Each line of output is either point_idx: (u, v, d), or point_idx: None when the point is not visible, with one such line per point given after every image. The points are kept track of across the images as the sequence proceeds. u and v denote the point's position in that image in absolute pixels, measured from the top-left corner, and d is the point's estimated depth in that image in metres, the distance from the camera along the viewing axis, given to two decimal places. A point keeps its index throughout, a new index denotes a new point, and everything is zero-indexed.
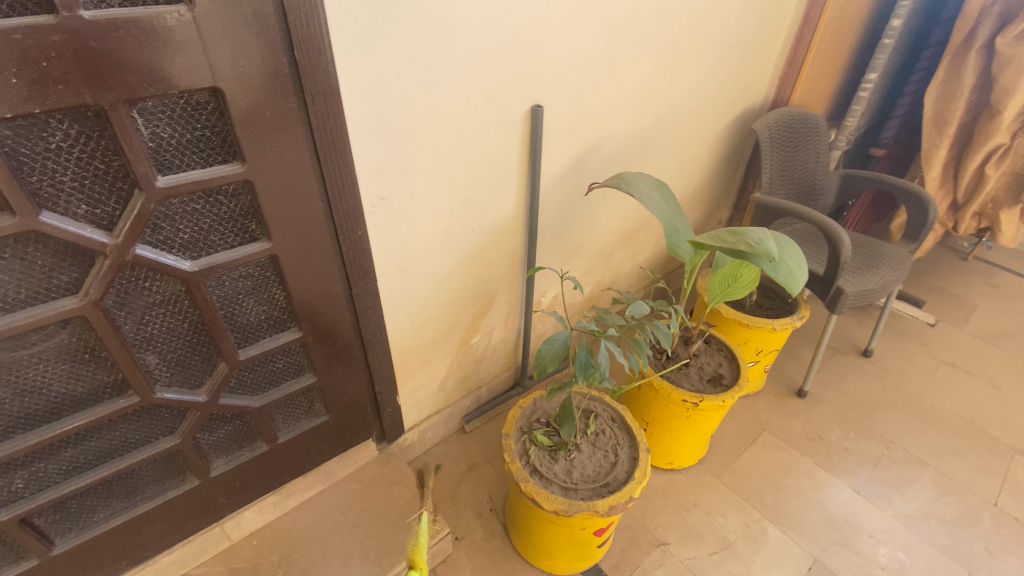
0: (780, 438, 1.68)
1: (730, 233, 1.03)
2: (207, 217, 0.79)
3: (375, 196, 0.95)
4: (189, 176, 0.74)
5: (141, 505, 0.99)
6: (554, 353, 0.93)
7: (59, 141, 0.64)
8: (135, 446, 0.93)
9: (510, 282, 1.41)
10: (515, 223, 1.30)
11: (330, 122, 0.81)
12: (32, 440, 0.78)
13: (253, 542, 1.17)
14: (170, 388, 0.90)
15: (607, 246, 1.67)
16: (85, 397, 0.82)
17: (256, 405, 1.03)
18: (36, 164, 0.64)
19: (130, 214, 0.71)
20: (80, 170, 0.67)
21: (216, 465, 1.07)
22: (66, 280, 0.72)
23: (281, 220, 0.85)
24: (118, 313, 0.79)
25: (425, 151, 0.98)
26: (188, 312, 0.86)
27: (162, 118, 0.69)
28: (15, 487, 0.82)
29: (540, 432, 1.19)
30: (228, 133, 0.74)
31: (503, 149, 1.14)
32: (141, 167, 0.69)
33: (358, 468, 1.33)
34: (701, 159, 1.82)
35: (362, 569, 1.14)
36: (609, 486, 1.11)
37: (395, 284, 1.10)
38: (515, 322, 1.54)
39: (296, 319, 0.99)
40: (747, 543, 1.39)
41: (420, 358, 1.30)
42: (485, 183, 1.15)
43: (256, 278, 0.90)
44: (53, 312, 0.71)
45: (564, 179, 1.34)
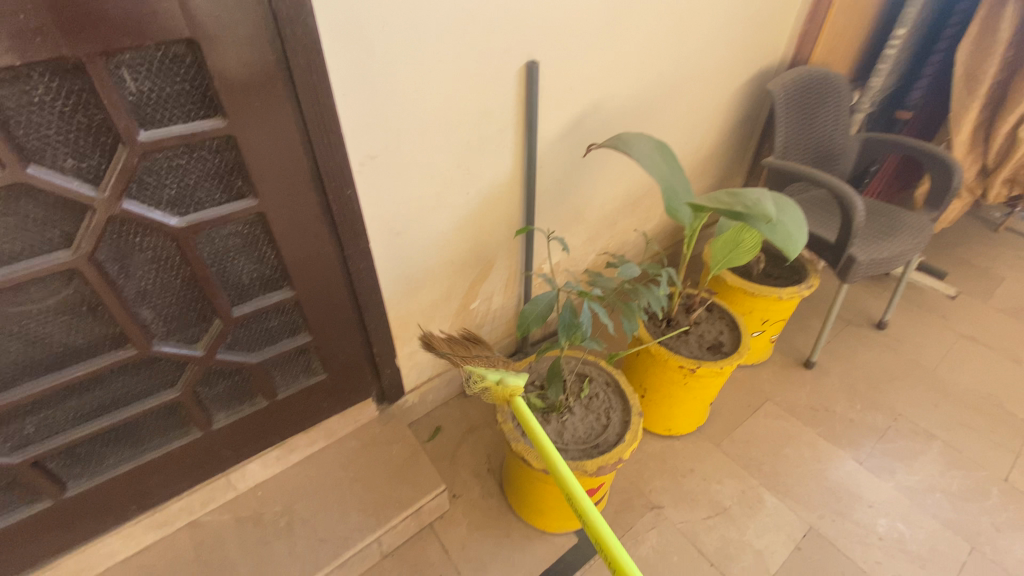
0: (783, 407, 1.65)
1: (728, 195, 0.99)
2: (192, 172, 0.79)
3: (363, 154, 0.95)
4: (170, 131, 0.74)
5: (147, 454, 1.03)
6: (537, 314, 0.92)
7: (41, 94, 0.65)
8: (137, 397, 0.96)
9: (508, 247, 1.42)
10: (511, 186, 1.28)
11: (312, 77, 0.80)
12: (38, 386, 0.82)
13: (258, 492, 1.23)
14: (168, 342, 0.93)
15: (610, 212, 1.65)
16: (85, 348, 0.85)
17: (253, 361, 1.05)
18: (20, 117, 0.64)
19: (115, 167, 0.72)
20: (62, 123, 0.67)
21: (217, 418, 1.10)
22: (58, 232, 0.74)
23: (269, 176, 0.86)
24: (111, 267, 0.80)
25: (415, 110, 0.98)
26: (181, 269, 0.87)
27: (140, 70, 0.69)
28: (26, 431, 0.86)
29: (533, 394, 1.21)
30: (207, 86, 0.74)
31: (498, 110, 1.12)
32: (121, 120, 0.69)
33: (359, 426, 1.38)
34: (712, 122, 1.75)
35: (360, 521, 1.21)
36: (599, 447, 1.12)
37: (388, 244, 1.12)
38: (514, 287, 1.55)
39: (288, 278, 1.00)
40: (742, 509, 1.39)
41: (418, 320, 1.33)
42: (479, 144, 1.14)
43: (246, 235, 0.91)
44: (48, 264, 0.73)
45: (564, 140, 1.31)
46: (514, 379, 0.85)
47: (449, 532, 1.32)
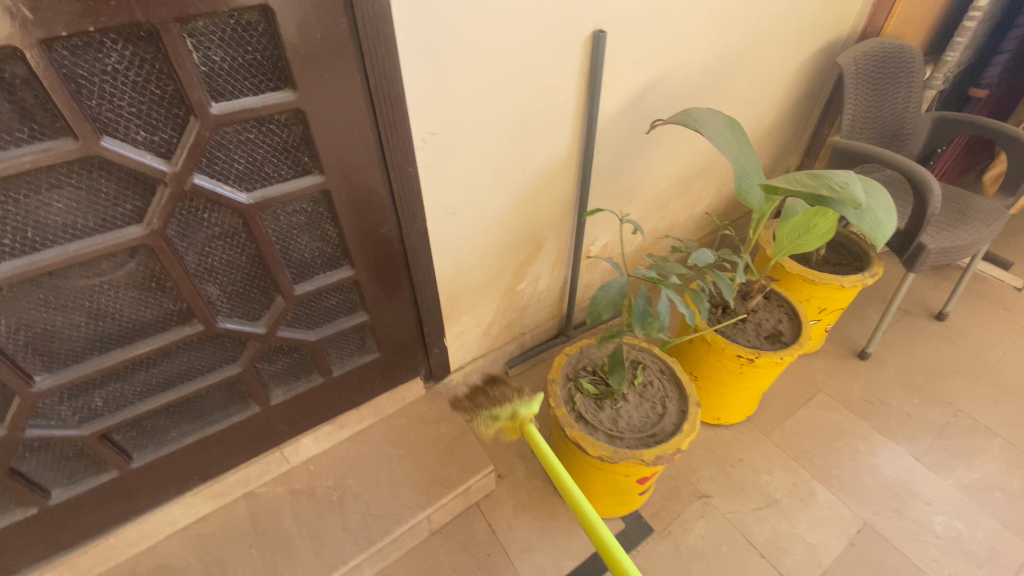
0: (836, 399, 1.60)
1: (809, 176, 0.93)
2: (261, 147, 0.77)
3: (426, 131, 0.94)
4: (242, 104, 0.71)
5: (209, 427, 1.04)
6: (615, 299, 0.83)
7: (114, 63, 0.61)
8: (201, 372, 0.96)
9: (559, 229, 1.38)
10: (567, 165, 1.24)
11: (380, 49, 0.76)
12: (108, 361, 0.83)
13: (310, 466, 1.26)
14: (231, 318, 0.92)
15: (663, 193, 1.59)
16: (153, 324, 0.85)
17: (312, 339, 1.04)
18: (93, 87, 0.62)
19: (188, 141, 0.69)
20: (135, 95, 0.64)
21: (275, 394, 1.10)
22: (129, 208, 0.72)
23: (335, 153, 0.83)
24: (180, 243, 0.79)
25: (479, 85, 0.94)
26: (246, 246, 0.85)
27: (213, 39, 0.65)
28: (94, 404, 0.87)
29: (586, 380, 1.18)
30: (279, 57, 0.71)
31: (559, 85, 1.07)
32: (195, 92, 0.66)
33: (406, 405, 1.40)
34: (773, 99, 1.66)
35: (409, 499, 1.22)
36: (656, 437, 1.09)
37: (443, 224, 1.11)
38: (561, 270, 1.51)
39: (348, 256, 0.98)
40: (793, 501, 1.36)
41: (467, 301, 1.33)
42: (538, 122, 1.10)
43: (310, 213, 0.88)
44: (121, 239, 0.72)
45: (623, 117, 1.25)
46: (524, 410, 0.92)
47: (495, 512, 1.32)
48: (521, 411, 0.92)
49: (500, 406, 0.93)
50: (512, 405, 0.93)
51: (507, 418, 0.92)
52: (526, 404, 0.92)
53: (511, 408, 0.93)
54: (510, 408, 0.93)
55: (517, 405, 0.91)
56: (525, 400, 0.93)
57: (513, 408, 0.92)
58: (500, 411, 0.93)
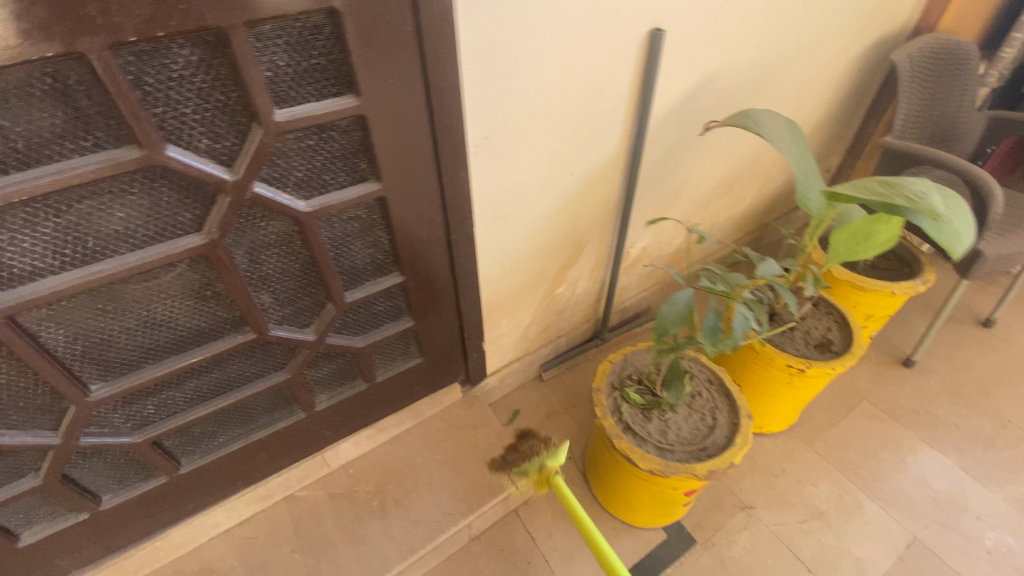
0: (880, 409, 1.55)
1: (881, 183, 0.90)
2: (320, 154, 0.74)
3: (480, 135, 0.91)
4: (305, 110, 0.68)
5: (255, 433, 1.03)
6: (682, 317, 0.80)
7: (181, 69, 0.59)
8: (249, 379, 0.95)
9: (601, 231, 1.34)
10: (614, 167, 1.20)
11: (441, 51, 0.73)
12: (162, 370, 0.82)
13: (351, 470, 1.26)
14: (282, 326, 0.90)
15: (705, 194, 1.54)
16: (207, 332, 0.83)
17: (359, 345, 1.03)
18: (159, 94, 0.59)
19: (251, 149, 0.67)
20: (200, 102, 0.62)
21: (320, 400, 1.09)
22: (189, 217, 0.70)
23: (392, 159, 0.80)
24: (237, 252, 0.77)
25: (534, 86, 0.91)
26: (300, 254, 0.84)
27: (280, 44, 0.63)
28: (147, 411, 0.87)
29: (632, 389, 1.16)
30: (342, 61, 0.68)
31: (612, 86, 1.03)
32: (260, 99, 0.64)
33: (444, 409, 1.38)
34: (821, 97, 1.60)
35: (451, 505, 1.21)
36: (707, 450, 1.07)
37: (489, 228, 1.08)
38: (600, 272, 1.47)
39: (398, 263, 0.96)
40: (840, 514, 1.32)
41: (507, 305, 1.30)
42: (588, 123, 1.06)
43: (364, 220, 0.87)
44: (180, 248, 0.71)
45: (672, 117, 1.21)
46: (551, 464, 1.04)
47: (535, 519, 1.30)
48: (548, 464, 1.04)
49: (529, 462, 1.10)
50: (539, 460, 1.08)
51: (534, 471, 1.09)
52: (552, 458, 1.04)
53: (539, 462, 1.08)
54: (537, 463, 1.09)
55: (545, 462, 1.04)
56: (551, 453, 1.07)
57: (540, 460, 1.07)
58: (529, 467, 1.10)
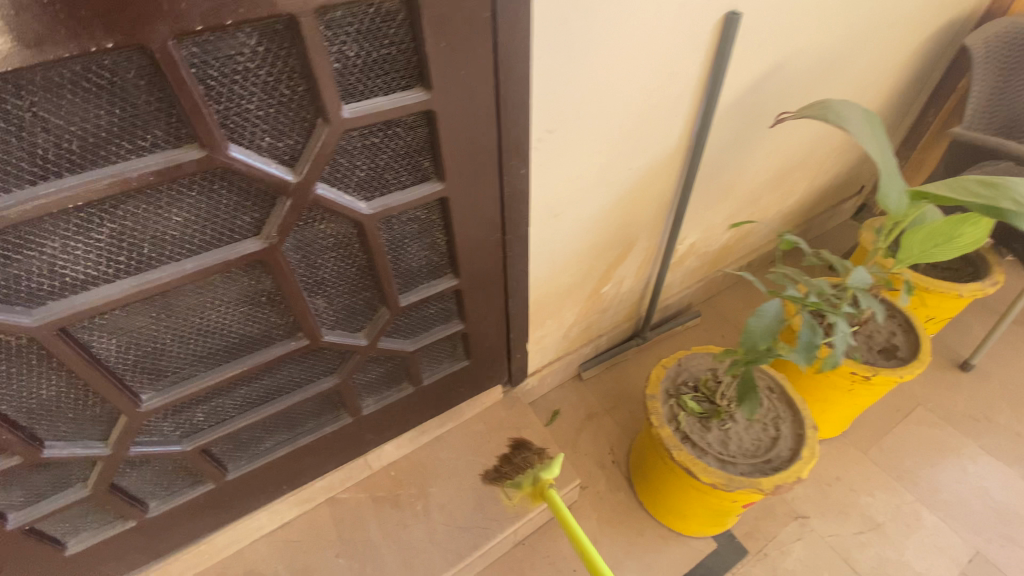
0: (937, 414, 1.48)
1: (982, 184, 0.83)
2: (384, 152, 0.69)
3: (543, 127, 0.84)
4: (373, 106, 0.63)
5: (302, 437, 1.00)
6: (770, 330, 0.74)
7: (247, 61, 0.53)
8: (299, 385, 0.91)
9: (652, 228, 1.28)
10: (672, 161, 1.13)
11: (516, 38, 0.67)
12: (214, 378, 0.78)
13: (392, 473, 1.23)
14: (334, 331, 0.86)
15: (758, 188, 1.46)
16: (259, 338, 0.79)
17: (409, 349, 0.98)
18: (223, 89, 0.54)
19: (316, 148, 0.62)
20: (265, 97, 0.57)
21: (366, 404, 1.05)
22: (247, 220, 0.65)
23: (457, 156, 0.75)
24: (294, 256, 0.73)
25: (602, 76, 0.84)
26: (357, 257, 0.79)
27: (350, 32, 0.57)
28: (196, 418, 0.84)
29: (689, 396, 1.10)
30: (414, 51, 0.62)
31: (681, 75, 0.95)
32: (328, 93, 0.58)
33: (485, 409, 1.34)
34: (883, 84, 1.50)
35: (497, 511, 1.18)
36: (772, 463, 1.02)
37: (544, 227, 1.02)
38: (647, 270, 1.41)
39: (454, 265, 0.91)
40: (898, 526, 1.27)
41: (553, 305, 1.25)
42: (652, 115, 0.98)
43: (423, 221, 0.81)
44: (238, 254, 0.66)
45: (736, 107, 1.13)
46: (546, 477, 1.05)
47: (579, 525, 1.27)
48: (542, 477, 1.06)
49: (525, 474, 1.10)
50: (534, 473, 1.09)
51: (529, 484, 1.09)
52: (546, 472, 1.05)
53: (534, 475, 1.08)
54: (531, 475, 1.10)
55: (538, 474, 1.06)
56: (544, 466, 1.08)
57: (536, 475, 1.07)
58: (525, 479, 1.10)
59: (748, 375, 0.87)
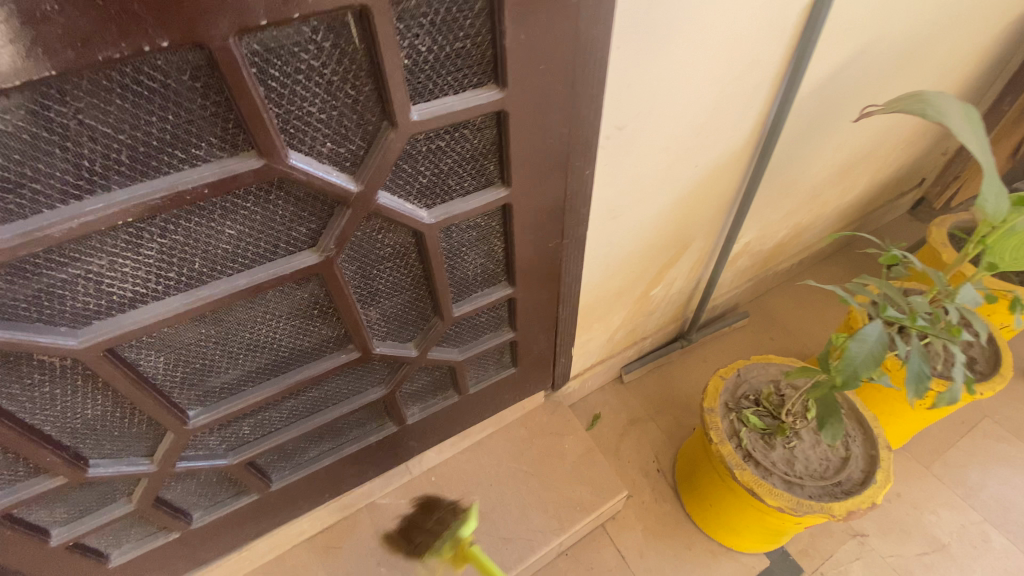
0: (1005, 428, 1.39)
1: None
2: (449, 156, 0.63)
3: (613, 124, 0.77)
4: (444, 107, 0.56)
5: (346, 446, 0.97)
6: (875, 357, 0.68)
7: (311, 58, 0.47)
8: (346, 396, 0.87)
9: (709, 228, 1.20)
10: (739, 158, 1.04)
11: (598, 29, 0.59)
12: (263, 393, 0.74)
13: (432, 478, 1.19)
14: (386, 342, 0.81)
15: (820, 183, 1.36)
16: (309, 351, 0.75)
17: (459, 358, 0.93)
18: (284, 90, 0.48)
19: (380, 154, 0.56)
20: (329, 98, 0.51)
21: (411, 412, 1.01)
22: (304, 231, 0.60)
23: (526, 160, 0.68)
24: (350, 268, 0.68)
25: (681, 67, 0.76)
26: (413, 267, 0.74)
27: (424, 24, 0.50)
28: (242, 432, 0.80)
29: (750, 411, 1.04)
30: (489, 44, 0.55)
31: (760, 64, 0.86)
32: (397, 94, 0.52)
33: (525, 414, 1.29)
34: (963, 69, 1.37)
35: (542, 523, 1.14)
36: (842, 486, 0.96)
37: (602, 229, 0.95)
38: (699, 270, 1.33)
39: (510, 272, 0.84)
40: (964, 547, 1.20)
41: (602, 308, 1.18)
42: (726, 108, 0.90)
43: (482, 228, 0.75)
44: (294, 268, 0.61)
45: (811, 98, 1.03)
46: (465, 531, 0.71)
47: (625, 536, 1.22)
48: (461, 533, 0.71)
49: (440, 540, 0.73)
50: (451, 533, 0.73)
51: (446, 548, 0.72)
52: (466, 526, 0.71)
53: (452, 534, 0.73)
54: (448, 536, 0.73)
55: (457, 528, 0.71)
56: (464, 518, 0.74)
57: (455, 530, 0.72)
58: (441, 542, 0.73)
59: (830, 398, 0.81)
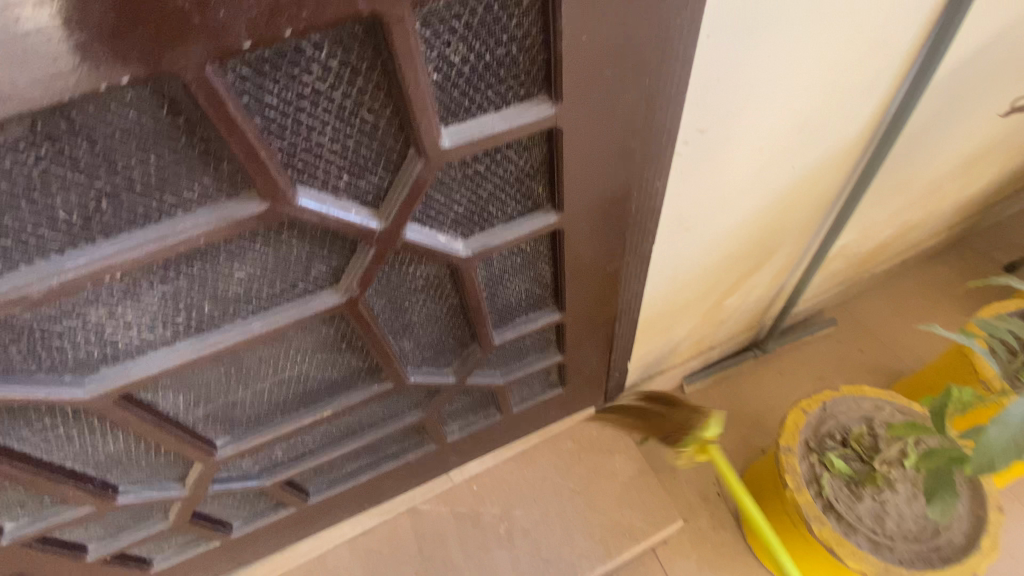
0: None
1: None
2: (489, 180, 0.52)
3: (693, 128, 0.63)
4: (482, 128, 0.46)
5: (384, 463, 0.93)
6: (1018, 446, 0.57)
7: (315, 81, 0.38)
8: (382, 419, 0.82)
9: (800, 233, 1.02)
10: (846, 155, 0.86)
11: (682, 19, 0.46)
12: (292, 424, 0.69)
13: (474, 487, 1.15)
14: (422, 371, 0.74)
15: (942, 176, 1.13)
16: (339, 382, 0.69)
17: (501, 382, 0.85)
18: (285, 121, 0.39)
19: (406, 186, 0.47)
20: (341, 126, 0.41)
21: (452, 430, 0.95)
22: (323, 269, 0.52)
23: (583, 179, 0.56)
24: (379, 302, 0.60)
25: (786, 55, 0.60)
26: (449, 297, 0.65)
27: (457, 28, 0.39)
28: (275, 454, 0.77)
29: (835, 454, 0.90)
30: (540, 46, 0.43)
31: (889, 44, 0.68)
32: (424, 118, 0.42)
33: (574, 425, 1.21)
34: None
35: (587, 547, 1.08)
36: (939, 551, 0.83)
37: (672, 242, 0.82)
38: (782, 278, 1.16)
39: (560, 297, 0.74)
40: None
41: (665, 322, 1.05)
42: (838, 99, 0.72)
43: (527, 253, 0.65)
44: (314, 309, 0.54)
45: (951, 79, 0.82)
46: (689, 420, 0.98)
47: (677, 565, 1.12)
48: None
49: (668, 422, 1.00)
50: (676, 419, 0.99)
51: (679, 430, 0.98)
52: None
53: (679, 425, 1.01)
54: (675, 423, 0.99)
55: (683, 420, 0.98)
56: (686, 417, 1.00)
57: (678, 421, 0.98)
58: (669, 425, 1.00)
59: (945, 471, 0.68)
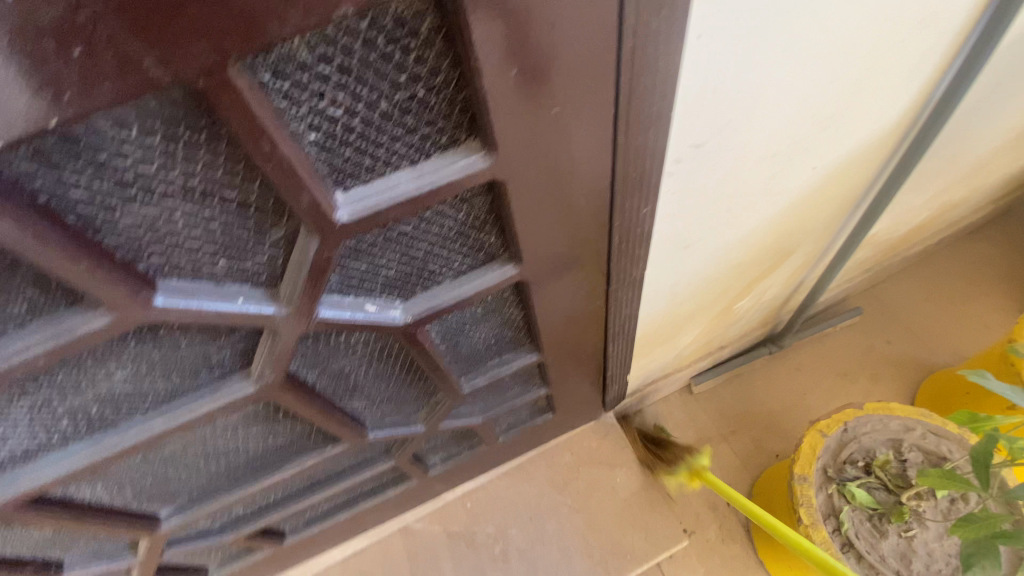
0: None
1: None
2: (422, 240, 0.42)
3: (688, 144, 0.50)
4: (392, 191, 0.35)
5: (362, 500, 0.87)
6: None
7: (137, 164, 0.28)
8: (349, 467, 0.75)
9: (821, 231, 0.89)
10: (879, 147, 0.72)
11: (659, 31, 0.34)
12: (241, 493, 0.63)
13: (468, 504, 1.09)
14: (383, 425, 0.67)
15: (992, 154, 0.97)
16: (289, 446, 0.62)
17: (478, 421, 0.78)
18: (112, 213, 0.29)
19: (303, 266, 0.37)
20: (196, 208, 0.31)
21: (433, 463, 0.89)
22: (228, 355, 0.44)
23: (543, 226, 0.45)
24: (312, 373, 0.51)
25: (802, 47, 0.47)
26: (399, 357, 0.56)
27: (332, 75, 0.28)
28: (235, 511, 0.71)
29: (856, 484, 0.81)
30: (459, 85, 0.32)
31: (939, 18, 0.53)
32: (304, 193, 0.32)
33: (573, 436, 1.14)
34: None
35: (586, 568, 1.02)
36: None
37: (669, 262, 0.71)
38: (800, 275, 1.04)
39: (535, 339, 0.65)
40: None
41: (667, 333, 0.95)
42: (872, 89, 0.58)
43: (489, 304, 0.56)
44: (225, 399, 0.45)
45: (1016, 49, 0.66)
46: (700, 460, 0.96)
47: None
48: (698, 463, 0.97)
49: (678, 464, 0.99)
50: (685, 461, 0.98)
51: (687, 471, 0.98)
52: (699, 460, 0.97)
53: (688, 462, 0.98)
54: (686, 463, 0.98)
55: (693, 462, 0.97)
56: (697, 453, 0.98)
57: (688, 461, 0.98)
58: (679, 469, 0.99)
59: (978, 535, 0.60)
